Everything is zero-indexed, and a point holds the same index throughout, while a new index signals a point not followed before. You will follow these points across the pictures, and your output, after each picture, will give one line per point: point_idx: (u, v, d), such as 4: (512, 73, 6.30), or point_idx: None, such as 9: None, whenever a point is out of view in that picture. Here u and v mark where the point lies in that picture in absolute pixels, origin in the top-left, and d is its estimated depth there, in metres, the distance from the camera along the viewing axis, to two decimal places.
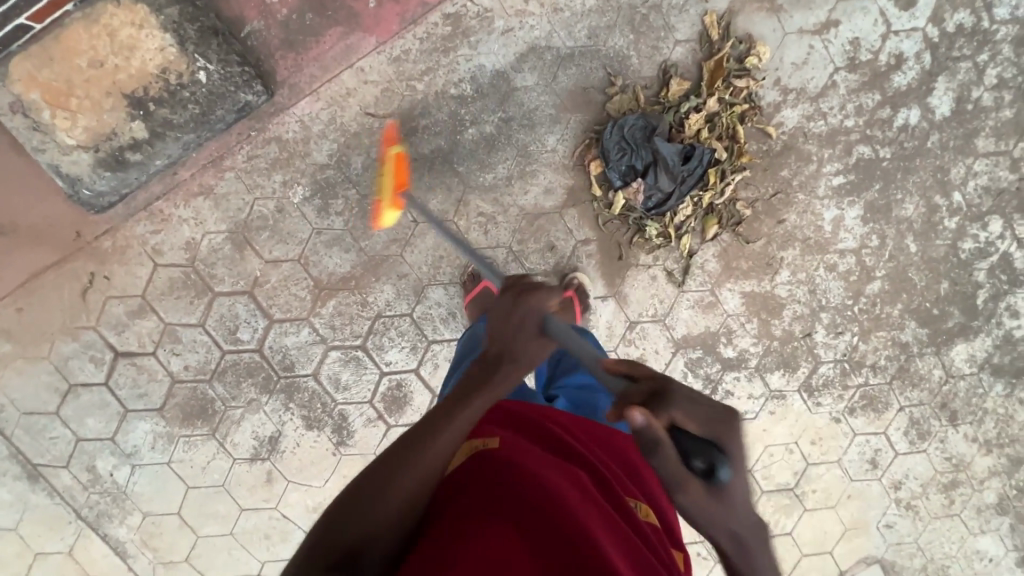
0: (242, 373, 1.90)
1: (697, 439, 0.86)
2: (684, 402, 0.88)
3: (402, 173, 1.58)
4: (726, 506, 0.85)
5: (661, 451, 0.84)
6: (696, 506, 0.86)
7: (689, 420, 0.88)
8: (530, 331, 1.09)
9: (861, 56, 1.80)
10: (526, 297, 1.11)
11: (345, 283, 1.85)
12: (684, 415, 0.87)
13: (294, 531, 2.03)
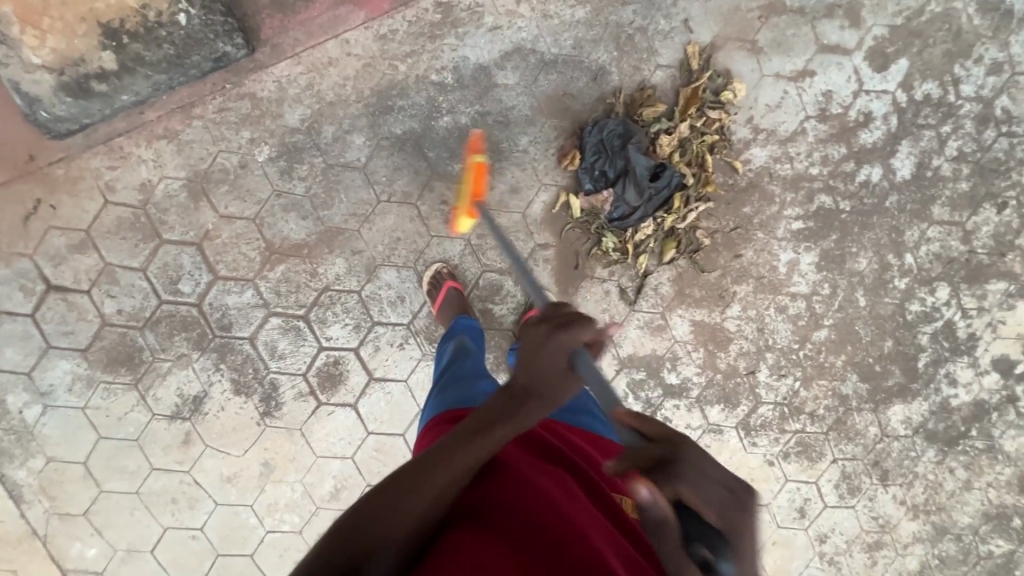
0: (176, 326, 1.85)
1: (709, 526, 0.74)
2: (695, 479, 0.74)
3: (478, 186, 1.78)
4: None
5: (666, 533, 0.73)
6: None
7: (708, 505, 0.74)
8: (558, 363, 0.95)
9: (831, 108, 1.86)
10: (560, 331, 0.95)
11: (298, 250, 1.83)
12: (705, 505, 0.74)
13: (202, 499, 1.97)
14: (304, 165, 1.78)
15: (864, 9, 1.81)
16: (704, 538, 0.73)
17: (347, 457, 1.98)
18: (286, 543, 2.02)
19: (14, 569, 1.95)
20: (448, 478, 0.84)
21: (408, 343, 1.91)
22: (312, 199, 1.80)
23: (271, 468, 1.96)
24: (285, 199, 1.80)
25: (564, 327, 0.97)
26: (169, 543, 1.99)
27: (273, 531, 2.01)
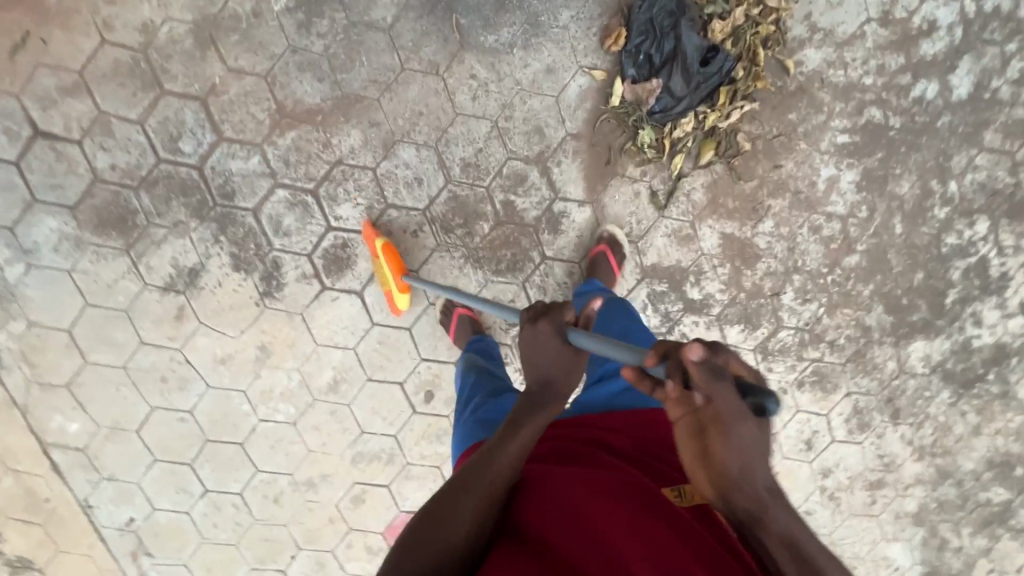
0: (174, 190, 1.72)
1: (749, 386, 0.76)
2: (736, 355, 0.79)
3: (395, 261, 1.71)
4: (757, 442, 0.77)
5: (725, 380, 0.74)
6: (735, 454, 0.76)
7: (740, 365, 0.79)
8: (558, 354, 0.95)
9: (896, 11, 1.73)
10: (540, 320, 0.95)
11: (311, 116, 1.69)
12: (736, 360, 0.79)
13: (194, 380, 1.87)
14: (324, 20, 1.63)
15: None
16: (752, 393, 0.76)
17: (348, 348, 1.88)
18: (279, 434, 1.94)
19: None
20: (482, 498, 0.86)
21: (422, 231, 1.79)
22: (331, 60, 1.66)
23: (267, 353, 1.87)
24: (301, 58, 1.65)
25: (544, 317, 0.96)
26: (155, 424, 1.90)
27: (266, 421, 1.93)
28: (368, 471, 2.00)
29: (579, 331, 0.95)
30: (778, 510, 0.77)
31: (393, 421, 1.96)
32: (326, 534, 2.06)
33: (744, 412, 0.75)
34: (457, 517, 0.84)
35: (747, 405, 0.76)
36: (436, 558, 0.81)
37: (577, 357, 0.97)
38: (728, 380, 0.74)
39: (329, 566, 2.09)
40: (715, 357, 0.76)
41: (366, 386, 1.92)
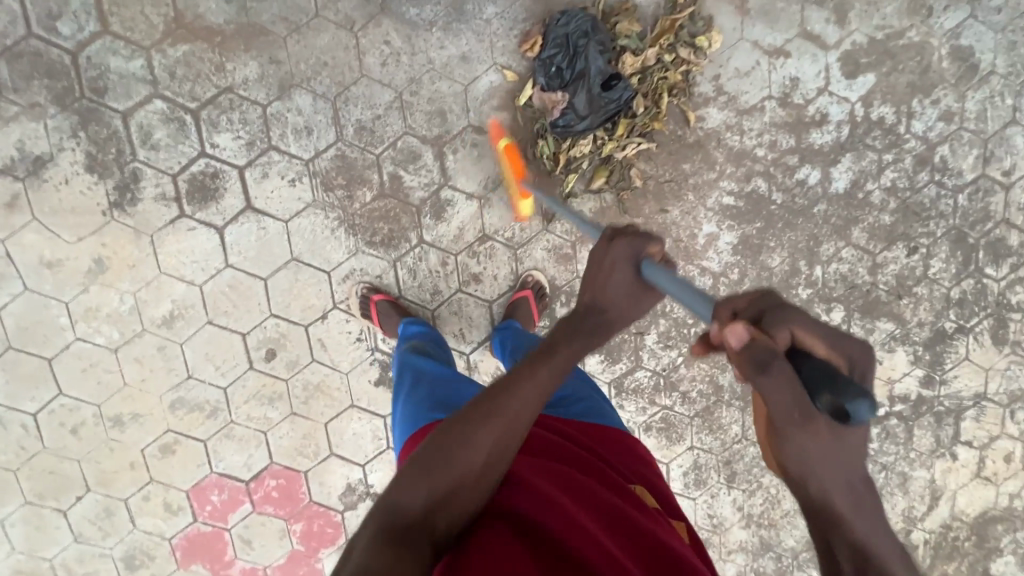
0: (39, 69, 1.60)
1: (825, 370, 0.67)
2: (805, 322, 0.69)
3: (520, 167, 1.78)
4: (840, 445, 0.67)
5: (775, 372, 0.65)
6: (807, 452, 0.67)
7: (813, 340, 0.69)
8: (622, 281, 0.89)
9: (794, 96, 1.85)
10: (617, 238, 0.90)
11: (210, 35, 1.62)
12: (810, 336, 0.69)
13: (11, 277, 1.71)
14: None
15: (853, 11, 1.82)
16: (830, 389, 0.65)
17: (193, 284, 1.77)
18: (95, 358, 1.79)
19: None
20: (497, 434, 0.84)
21: (301, 182, 1.73)
22: None
23: (102, 268, 1.73)
24: None
25: (628, 237, 0.90)
26: None
27: (83, 340, 1.77)
28: (186, 421, 1.86)
29: (654, 265, 0.88)
30: (849, 504, 0.69)
31: (225, 372, 1.84)
32: (123, 480, 1.89)
33: (813, 412, 0.66)
34: (420, 490, 0.80)
35: (823, 407, 0.65)
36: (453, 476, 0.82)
37: (633, 299, 0.91)
38: (779, 371, 0.66)
39: (117, 515, 1.91)
40: (769, 339, 0.68)
41: (204, 328, 1.80)
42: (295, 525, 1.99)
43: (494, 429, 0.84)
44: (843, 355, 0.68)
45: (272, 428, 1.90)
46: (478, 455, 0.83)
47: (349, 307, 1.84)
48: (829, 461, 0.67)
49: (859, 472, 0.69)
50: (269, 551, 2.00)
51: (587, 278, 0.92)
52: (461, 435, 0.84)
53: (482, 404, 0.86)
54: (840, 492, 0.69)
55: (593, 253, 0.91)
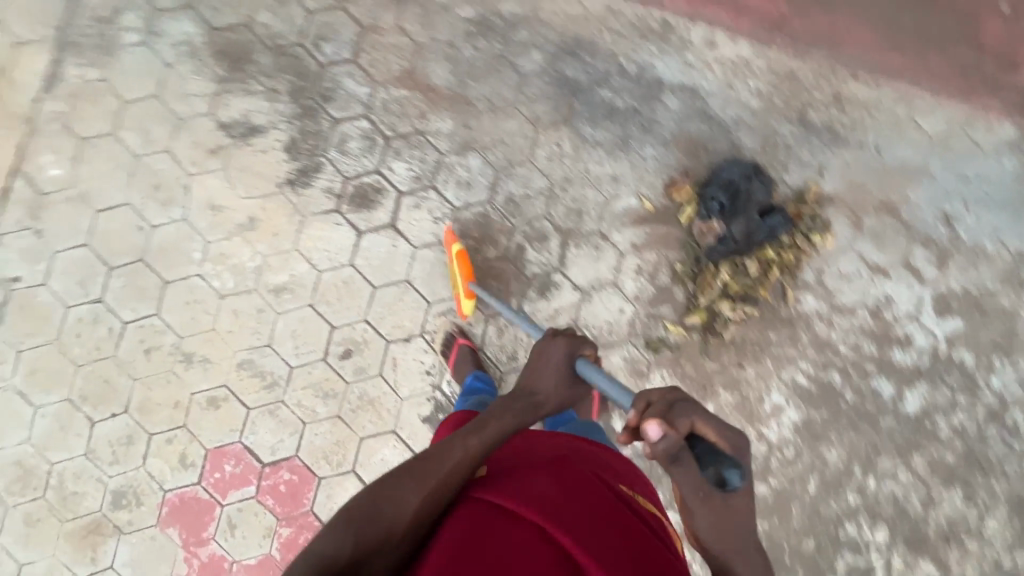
0: (292, 68, 1.99)
1: (709, 449, 0.92)
2: (700, 414, 0.92)
3: (468, 268, 1.88)
4: (724, 505, 0.90)
5: (683, 464, 0.91)
6: (708, 523, 0.91)
7: (705, 426, 0.92)
8: (552, 371, 1.23)
9: (885, 312, 2.01)
10: (554, 340, 1.26)
11: (428, 91, 2.00)
12: (703, 422, 0.92)
13: (179, 205, 1.96)
14: (485, 41, 2.00)
15: (953, 261, 2.04)
16: (712, 463, 0.92)
17: (315, 268, 1.96)
18: (202, 296, 1.96)
19: None
20: (429, 483, 0.96)
21: (443, 222, 1.98)
22: (470, 67, 2.00)
23: (251, 227, 1.96)
24: (451, 52, 2.00)
25: (562, 339, 1.27)
26: (117, 217, 1.96)
27: (202, 278, 1.96)
28: (244, 383, 1.94)
29: (585, 362, 1.26)
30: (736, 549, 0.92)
31: (300, 354, 1.95)
32: (159, 415, 1.94)
33: (708, 488, 0.91)
34: (354, 525, 0.90)
35: (710, 475, 0.91)
36: (390, 511, 0.92)
37: (561, 387, 1.23)
38: (684, 460, 0.91)
39: (135, 447, 1.94)
40: (672, 432, 0.91)
41: (304, 308, 1.96)
42: (283, 530, 1.94)
43: (442, 466, 0.99)
44: (727, 440, 0.91)
45: (313, 423, 1.94)
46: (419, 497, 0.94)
47: (431, 340, 1.97)
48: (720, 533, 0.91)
49: (748, 528, 0.92)
50: (246, 545, 1.93)
51: (530, 369, 1.26)
52: (392, 491, 0.95)
53: (416, 460, 1.00)
54: (736, 555, 0.92)
55: (537, 346, 1.27)
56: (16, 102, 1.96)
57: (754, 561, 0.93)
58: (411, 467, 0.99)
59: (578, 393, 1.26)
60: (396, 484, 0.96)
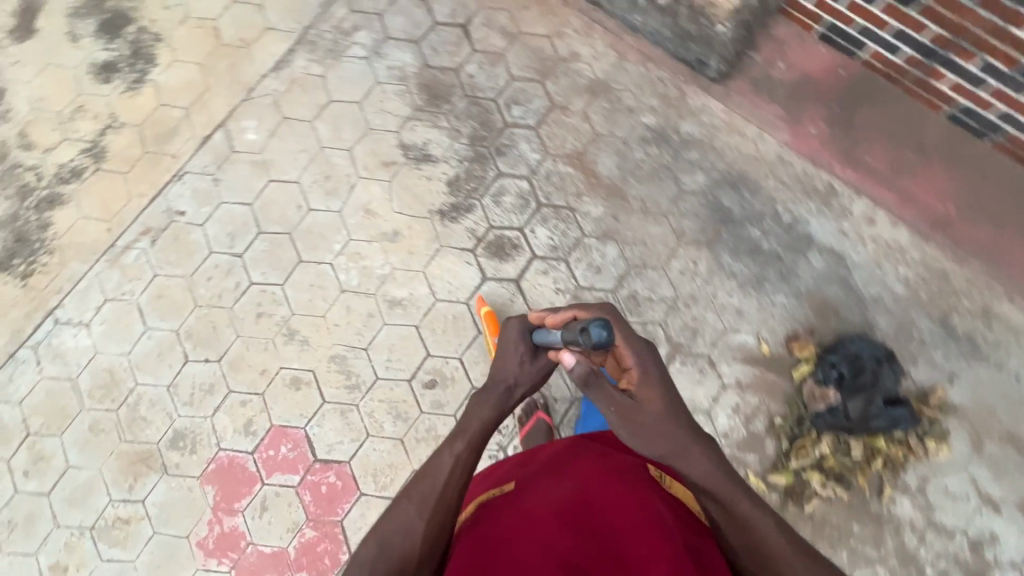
0: (480, 117, 2.17)
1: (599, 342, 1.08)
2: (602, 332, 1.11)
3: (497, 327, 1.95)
4: (637, 411, 1.08)
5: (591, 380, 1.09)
6: (623, 419, 1.09)
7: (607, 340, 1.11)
8: (515, 351, 1.24)
9: (985, 549, 1.84)
10: (511, 322, 1.26)
11: (590, 176, 2.12)
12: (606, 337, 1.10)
13: (338, 197, 2.12)
14: (657, 149, 2.13)
15: None
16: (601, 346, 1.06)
17: (433, 295, 2.05)
18: (325, 284, 2.07)
19: (208, 86, 2.23)
20: (431, 510, 1.02)
21: (563, 295, 2.04)
22: (636, 167, 2.12)
23: (392, 238, 2.09)
24: (622, 149, 2.13)
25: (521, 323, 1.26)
26: (283, 190, 2.14)
27: (332, 268, 2.08)
28: (329, 375, 2.00)
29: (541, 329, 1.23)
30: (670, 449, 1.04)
31: (390, 368, 2.01)
32: (244, 376, 2.02)
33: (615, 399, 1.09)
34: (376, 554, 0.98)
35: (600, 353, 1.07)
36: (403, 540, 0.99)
37: (525, 367, 1.22)
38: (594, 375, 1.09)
39: (212, 396, 2.01)
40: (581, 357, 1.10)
41: (410, 327, 2.03)
42: (307, 530, 1.92)
43: (432, 493, 1.04)
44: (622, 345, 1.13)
45: (377, 437, 1.96)
46: (421, 521, 1.01)
47: (514, 421, 1.96)
48: (665, 441, 1.05)
49: (664, 415, 1.08)
50: (269, 531, 1.92)
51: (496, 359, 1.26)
52: (399, 519, 1.01)
53: (414, 488, 1.05)
54: (672, 450, 1.05)
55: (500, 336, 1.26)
56: (245, 72, 2.23)
57: (701, 458, 1.03)
58: (415, 494, 1.05)
59: (541, 370, 1.23)
60: (403, 510, 1.03)
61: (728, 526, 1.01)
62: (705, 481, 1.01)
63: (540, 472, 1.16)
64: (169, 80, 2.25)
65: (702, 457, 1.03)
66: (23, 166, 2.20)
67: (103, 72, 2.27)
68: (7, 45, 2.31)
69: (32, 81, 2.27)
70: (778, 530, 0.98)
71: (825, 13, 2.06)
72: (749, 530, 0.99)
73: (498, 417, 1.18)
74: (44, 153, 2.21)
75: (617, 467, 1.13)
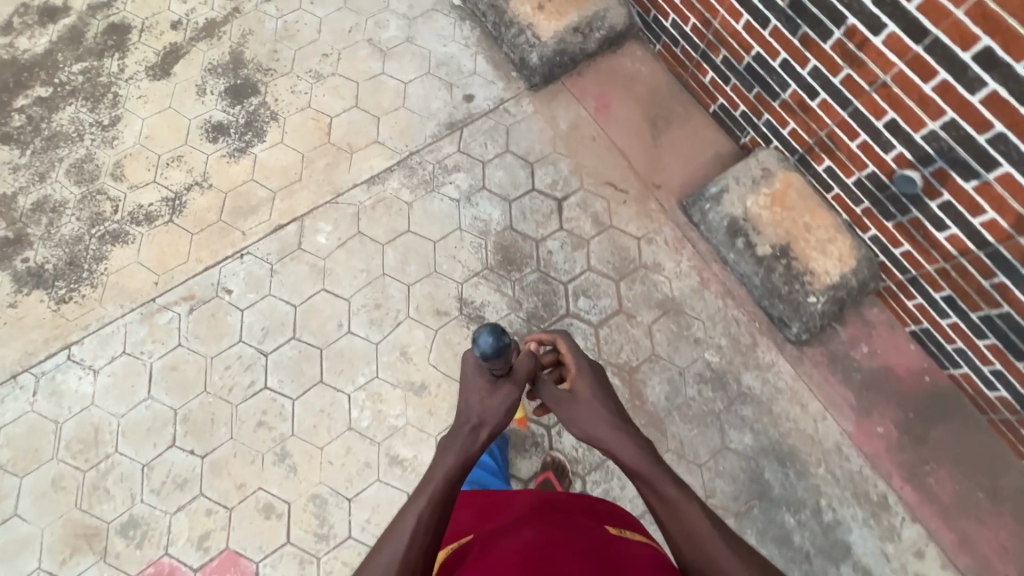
0: (545, 297, 2.12)
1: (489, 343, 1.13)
2: (560, 337, 1.33)
3: None
4: (583, 407, 1.23)
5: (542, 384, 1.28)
6: (574, 416, 1.22)
7: (562, 345, 1.33)
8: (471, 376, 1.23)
9: None
10: None
11: (636, 396, 2.00)
12: (562, 341, 1.33)
13: (381, 329, 2.07)
14: (711, 391, 2.01)
15: None
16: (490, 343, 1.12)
17: None
18: (335, 415, 1.98)
19: (301, 178, 2.27)
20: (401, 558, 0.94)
21: None
22: (685, 404, 2.00)
23: (417, 391, 2.00)
24: (676, 379, 2.03)
25: None
26: (331, 304, 2.10)
27: (348, 399, 1.99)
28: (303, 514, 1.88)
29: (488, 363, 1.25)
30: (619, 443, 1.15)
31: (365, 531, 1.86)
32: (221, 482, 1.91)
33: (561, 396, 1.26)
34: None
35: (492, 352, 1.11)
36: None
37: (487, 401, 1.17)
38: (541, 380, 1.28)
39: (182, 492, 1.90)
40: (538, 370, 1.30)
41: (401, 493, 1.90)
42: None
43: (395, 551, 0.95)
44: (572, 354, 1.31)
45: None
46: (394, 566, 0.93)
47: None
48: (604, 428, 1.18)
49: (607, 411, 1.22)
50: None
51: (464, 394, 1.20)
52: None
53: (384, 541, 0.98)
54: (622, 450, 1.14)
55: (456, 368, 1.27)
56: (340, 176, 2.27)
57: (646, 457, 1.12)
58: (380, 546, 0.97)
59: (509, 401, 1.18)
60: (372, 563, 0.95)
61: (669, 523, 1.04)
62: (635, 465, 1.11)
63: (507, 526, 1.11)
64: (268, 159, 2.30)
65: (631, 442, 1.15)
66: (106, 195, 2.26)
67: (213, 131, 2.34)
68: (140, 78, 2.43)
69: (148, 118, 2.37)
70: (711, 525, 1.00)
71: (925, 319, 1.95)
72: (682, 517, 1.02)
73: (465, 464, 1.11)
74: (129, 188, 2.26)
75: (586, 521, 1.11)
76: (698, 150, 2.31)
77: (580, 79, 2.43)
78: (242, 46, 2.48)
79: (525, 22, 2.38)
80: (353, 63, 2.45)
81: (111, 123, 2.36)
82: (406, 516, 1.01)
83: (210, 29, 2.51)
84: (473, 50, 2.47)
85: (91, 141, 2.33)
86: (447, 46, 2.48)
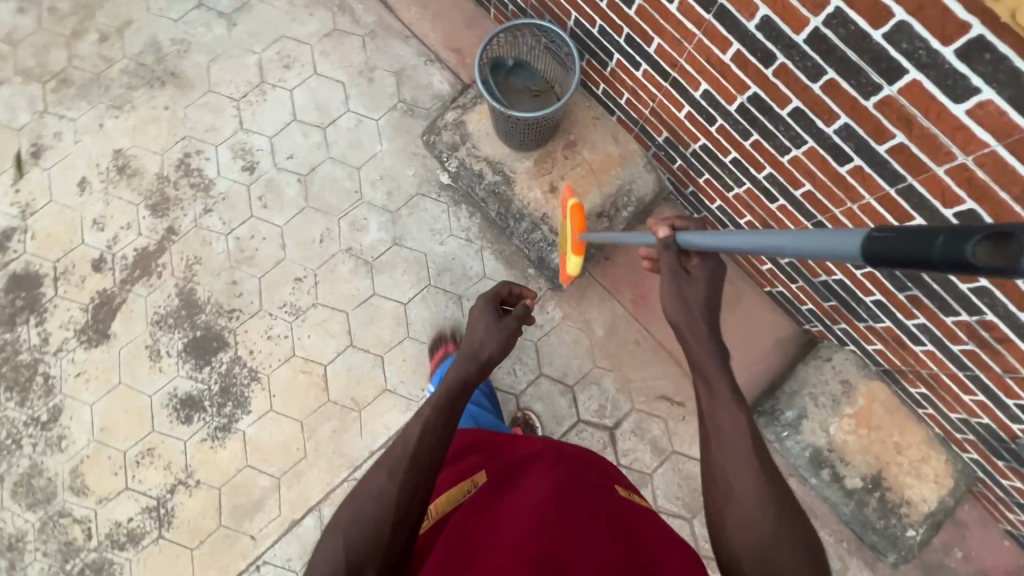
0: None
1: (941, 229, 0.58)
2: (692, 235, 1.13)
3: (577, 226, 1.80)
4: (695, 282, 1.13)
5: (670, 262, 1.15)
6: (694, 289, 1.13)
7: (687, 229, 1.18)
8: (482, 317, 1.30)
9: None
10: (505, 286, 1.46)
11: None
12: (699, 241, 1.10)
13: None
14: None
15: None
16: (955, 236, 0.56)
17: None
18: None
19: (307, 452, 1.90)
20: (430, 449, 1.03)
21: None
22: None
23: None
24: None
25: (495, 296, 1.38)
26: None
27: None
28: None
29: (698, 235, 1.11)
30: (703, 344, 1.08)
31: None
32: None
33: (682, 269, 1.15)
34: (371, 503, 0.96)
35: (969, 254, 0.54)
36: (381, 492, 0.97)
37: (493, 333, 1.26)
38: (671, 250, 1.15)
39: None
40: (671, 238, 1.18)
41: None
42: None
43: (413, 442, 1.02)
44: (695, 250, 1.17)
45: None
46: (390, 484, 0.97)
47: None
48: (694, 294, 1.12)
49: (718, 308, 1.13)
50: None
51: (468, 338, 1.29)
52: (374, 479, 0.99)
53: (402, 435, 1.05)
54: (704, 357, 1.07)
55: (480, 304, 1.33)
56: (352, 442, 1.91)
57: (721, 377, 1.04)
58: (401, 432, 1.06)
59: (509, 331, 1.27)
60: (391, 451, 1.03)
61: (707, 421, 1.01)
62: (699, 359, 1.07)
63: (521, 474, 1.17)
64: (260, 434, 1.91)
65: (705, 332, 1.09)
66: (70, 517, 1.85)
67: (184, 408, 1.92)
68: (71, 348, 1.94)
69: (96, 403, 1.91)
70: (750, 440, 0.97)
71: None
72: (727, 433, 0.98)
73: (464, 386, 1.16)
74: (98, 503, 1.86)
75: (592, 481, 1.16)
76: (754, 337, 2.03)
77: (607, 265, 2.05)
78: (192, 281, 1.99)
79: (538, 213, 1.97)
80: (335, 286, 2.01)
81: (51, 417, 1.90)
82: (424, 417, 1.07)
83: (144, 262, 2.00)
84: (478, 245, 2.05)
85: (33, 448, 1.88)
86: (445, 244, 2.05)
